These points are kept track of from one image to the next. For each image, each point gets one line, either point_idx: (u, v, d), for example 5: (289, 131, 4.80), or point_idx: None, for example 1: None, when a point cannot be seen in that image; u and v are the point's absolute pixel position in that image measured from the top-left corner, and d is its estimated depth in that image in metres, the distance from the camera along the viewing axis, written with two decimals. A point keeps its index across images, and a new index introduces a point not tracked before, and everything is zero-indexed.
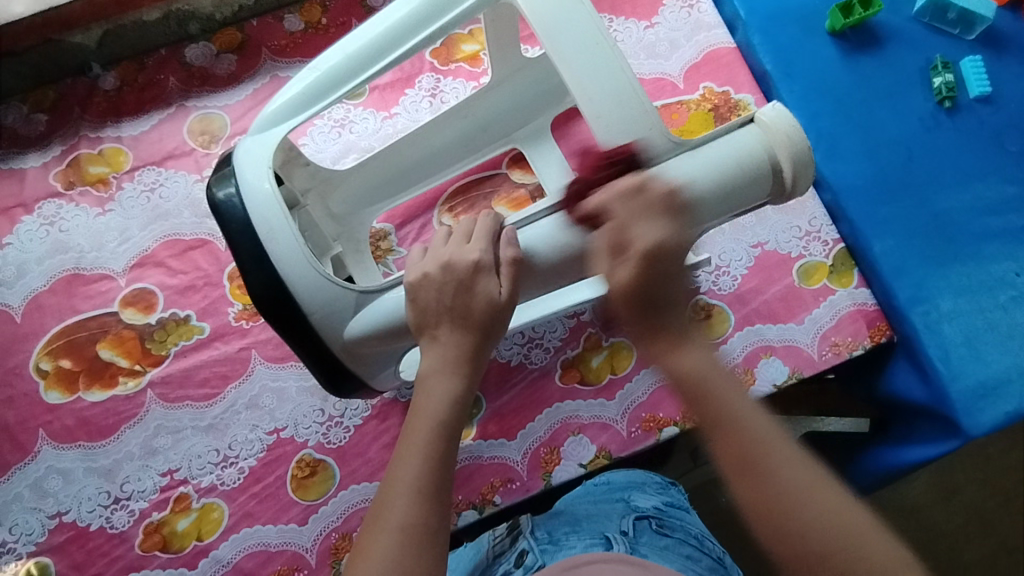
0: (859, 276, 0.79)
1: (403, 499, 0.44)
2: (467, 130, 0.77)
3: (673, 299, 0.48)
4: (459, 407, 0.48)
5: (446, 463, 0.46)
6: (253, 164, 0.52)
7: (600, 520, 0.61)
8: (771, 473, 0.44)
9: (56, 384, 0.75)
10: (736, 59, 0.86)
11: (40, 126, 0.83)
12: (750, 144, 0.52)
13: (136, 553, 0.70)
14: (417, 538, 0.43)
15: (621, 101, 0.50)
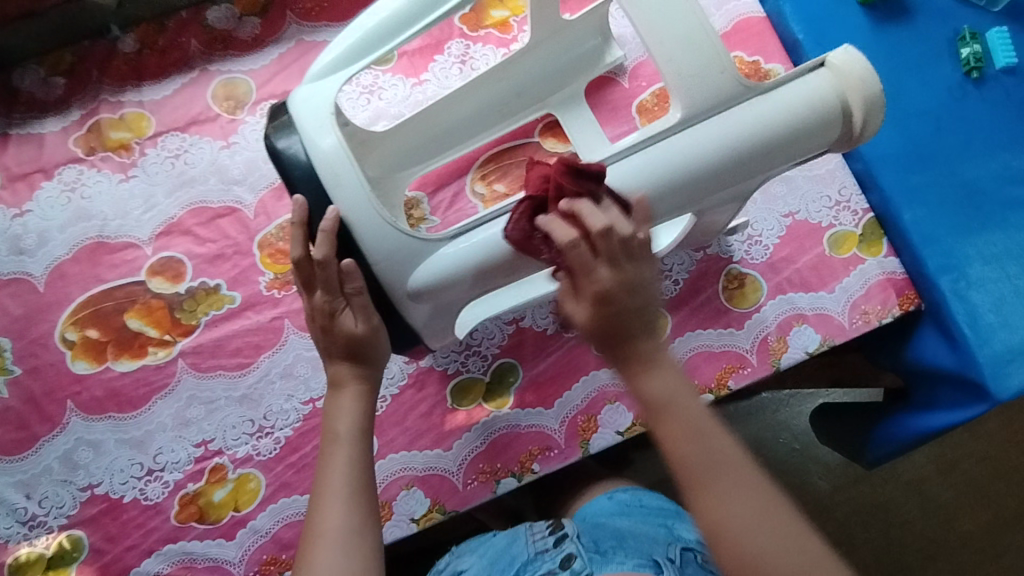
0: (888, 245, 0.79)
1: (340, 504, 0.49)
2: (502, 95, 0.77)
3: (632, 332, 0.48)
4: (367, 420, 0.54)
5: (367, 468, 0.52)
6: (313, 114, 0.52)
7: (648, 540, 0.59)
8: (718, 496, 0.45)
9: (83, 354, 0.73)
10: (767, 29, 0.84)
11: (58, 90, 0.81)
12: (822, 87, 0.51)
13: (172, 524, 0.69)
14: (351, 542, 0.48)
15: (690, 44, 0.50)
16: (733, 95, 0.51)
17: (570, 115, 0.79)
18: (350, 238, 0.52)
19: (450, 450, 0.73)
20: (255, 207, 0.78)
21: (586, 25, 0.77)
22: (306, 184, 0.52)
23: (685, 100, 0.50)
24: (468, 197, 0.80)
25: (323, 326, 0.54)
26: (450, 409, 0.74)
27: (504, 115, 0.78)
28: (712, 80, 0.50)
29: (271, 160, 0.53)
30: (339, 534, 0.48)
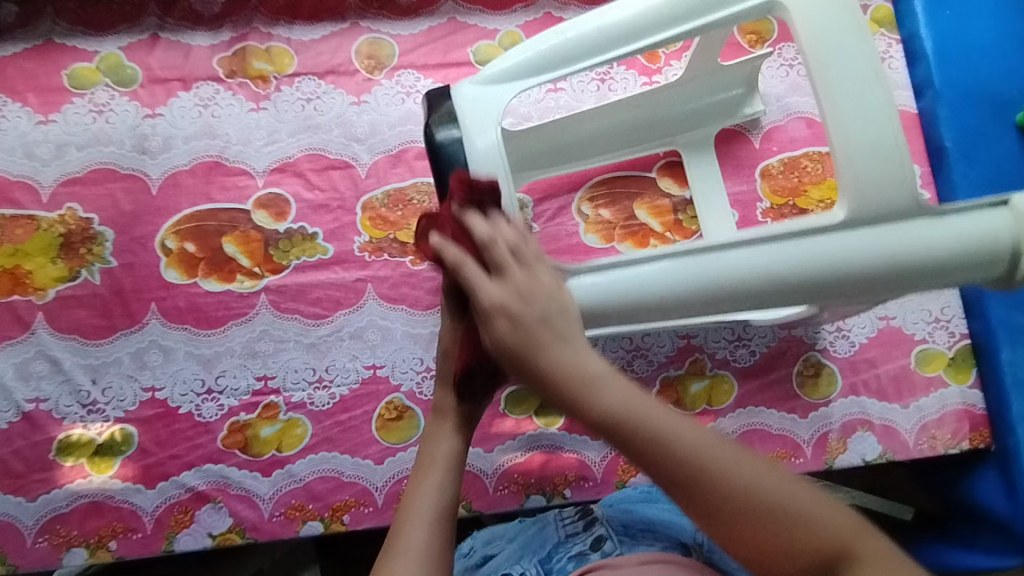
0: (976, 376, 0.77)
1: (419, 527, 0.50)
2: (635, 120, 0.77)
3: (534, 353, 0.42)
4: (459, 456, 0.55)
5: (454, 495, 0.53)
6: (479, 116, 0.56)
7: (674, 520, 0.63)
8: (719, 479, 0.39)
9: (176, 264, 0.76)
10: (913, 126, 0.82)
11: (215, 7, 0.83)
12: (996, 225, 0.50)
13: (217, 446, 0.72)
14: (428, 564, 0.48)
15: (879, 152, 0.49)
16: (906, 210, 0.50)
17: (695, 158, 0.79)
18: None
19: (490, 452, 0.74)
20: (369, 168, 0.79)
21: (736, 73, 0.76)
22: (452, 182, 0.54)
23: (854, 200, 0.50)
24: (572, 214, 0.79)
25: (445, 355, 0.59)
26: (501, 413, 0.74)
27: (630, 142, 0.78)
28: (888, 190, 0.49)
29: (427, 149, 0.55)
30: (410, 553, 0.48)
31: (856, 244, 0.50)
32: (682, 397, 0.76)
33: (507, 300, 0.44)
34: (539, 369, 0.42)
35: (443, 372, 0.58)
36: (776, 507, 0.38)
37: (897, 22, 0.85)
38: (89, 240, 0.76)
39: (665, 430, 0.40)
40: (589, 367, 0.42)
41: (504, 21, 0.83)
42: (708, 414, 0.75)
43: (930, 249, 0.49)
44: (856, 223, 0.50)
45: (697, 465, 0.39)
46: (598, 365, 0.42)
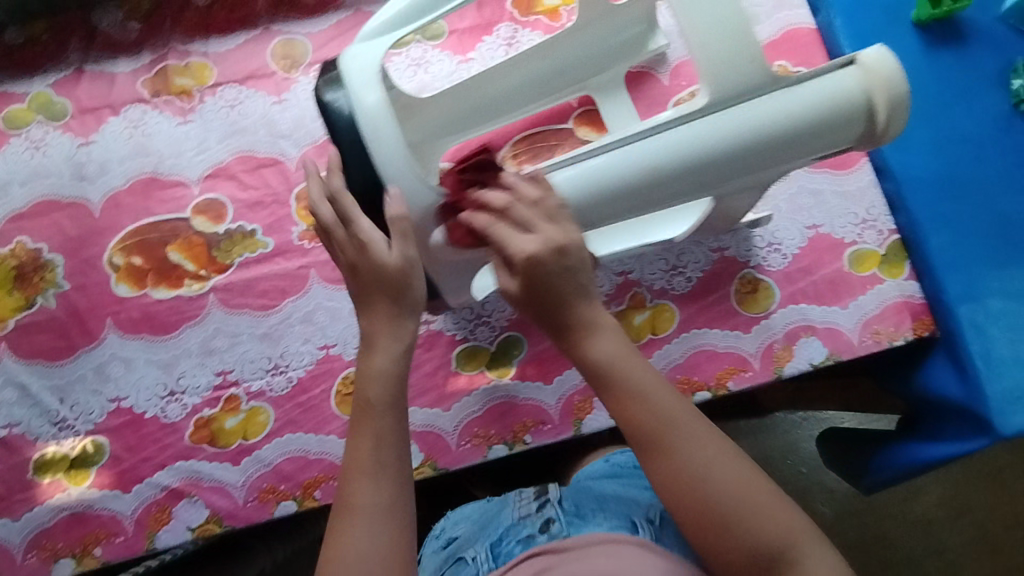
0: (910, 269, 0.79)
1: (366, 481, 0.52)
2: (545, 72, 0.79)
3: (565, 295, 0.53)
4: (394, 389, 0.55)
5: (399, 437, 0.54)
6: (361, 73, 0.56)
7: (628, 503, 0.63)
8: (679, 456, 0.50)
9: (126, 278, 0.79)
10: (815, 41, 0.85)
11: (133, 34, 0.86)
12: (848, 84, 0.53)
13: (186, 444, 0.75)
14: (382, 512, 0.52)
15: (726, 33, 0.52)
16: (762, 85, 0.53)
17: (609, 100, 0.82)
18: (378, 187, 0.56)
19: (448, 410, 0.75)
20: (297, 161, 0.82)
21: (632, 13, 0.78)
22: (344, 134, 0.56)
23: (711, 85, 0.53)
24: None
25: (359, 267, 0.55)
26: (453, 372, 0.77)
27: (546, 90, 0.80)
28: (740, 69, 0.52)
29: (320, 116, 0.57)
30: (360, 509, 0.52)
31: (716, 129, 0.53)
32: (627, 331, 0.78)
33: (536, 273, 0.52)
34: (621, 386, 0.52)
35: (365, 281, 0.55)
36: (714, 503, 0.49)
37: None
38: (41, 269, 0.80)
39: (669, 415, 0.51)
40: (611, 357, 0.53)
41: None
42: (654, 343, 0.77)
43: (785, 118, 0.53)
44: (716, 108, 0.53)
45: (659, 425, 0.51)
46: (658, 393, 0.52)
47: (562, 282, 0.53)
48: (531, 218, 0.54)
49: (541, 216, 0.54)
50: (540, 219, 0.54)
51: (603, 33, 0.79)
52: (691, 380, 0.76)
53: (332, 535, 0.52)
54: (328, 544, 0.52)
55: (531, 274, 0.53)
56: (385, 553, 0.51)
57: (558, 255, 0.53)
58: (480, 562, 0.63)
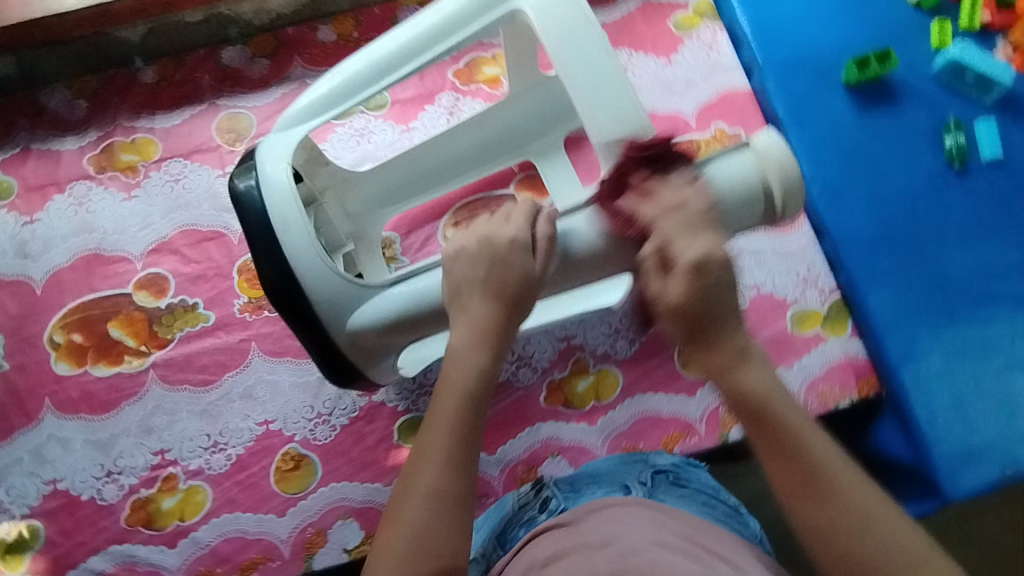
0: (852, 326, 0.78)
1: (433, 463, 0.46)
2: (483, 140, 0.77)
3: (719, 316, 0.47)
4: (486, 379, 0.49)
5: (473, 425, 0.48)
6: (271, 159, 0.60)
7: (619, 472, 0.63)
8: (832, 494, 0.43)
9: (65, 356, 0.79)
10: (751, 102, 0.86)
11: (80, 112, 0.88)
12: (747, 166, 0.56)
13: (121, 526, 0.73)
14: (448, 499, 0.45)
15: (606, 92, 0.56)
16: None
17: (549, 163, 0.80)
18: (293, 279, 0.58)
19: (389, 485, 0.74)
20: (240, 234, 0.83)
21: None
22: (258, 224, 0.58)
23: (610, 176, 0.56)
24: (438, 241, 0.82)
25: (503, 260, 0.52)
26: (395, 445, 0.76)
27: (486, 158, 0.78)
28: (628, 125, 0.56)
29: (235, 204, 0.59)
30: (423, 489, 0.45)
31: None
32: (570, 398, 0.77)
33: (697, 283, 0.47)
34: (771, 420, 0.45)
35: (471, 272, 0.53)
36: (866, 556, 0.41)
37: (718, 12, 0.90)
38: None
39: (794, 422, 0.45)
40: (766, 385, 0.46)
41: None
42: (597, 410, 0.77)
43: None
44: None
45: (760, 410, 0.46)
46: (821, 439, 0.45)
47: (721, 300, 0.47)
48: (684, 230, 0.49)
49: (687, 200, 0.50)
50: (704, 228, 0.49)
51: (538, 102, 0.76)
52: (635, 447, 0.75)
53: (389, 520, 0.45)
54: (385, 521, 0.46)
55: (690, 314, 0.47)
56: (443, 546, 0.44)
57: (698, 275, 0.47)
58: (489, 557, 0.59)
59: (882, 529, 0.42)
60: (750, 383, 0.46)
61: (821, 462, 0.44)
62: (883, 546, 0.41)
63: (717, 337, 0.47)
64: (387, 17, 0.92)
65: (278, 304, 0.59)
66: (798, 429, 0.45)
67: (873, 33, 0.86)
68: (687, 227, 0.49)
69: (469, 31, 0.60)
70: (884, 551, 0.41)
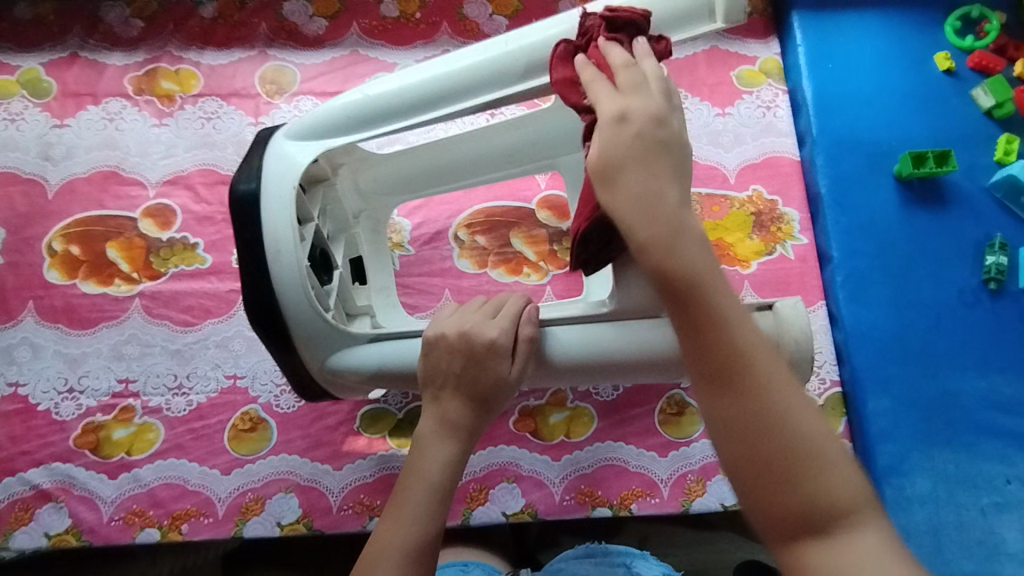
0: (845, 425, 0.75)
1: (390, 562, 0.46)
2: (516, 145, 0.72)
3: (649, 189, 0.42)
4: (451, 473, 0.51)
5: (435, 518, 0.49)
6: (279, 176, 0.58)
7: None
8: (748, 368, 0.39)
9: (58, 265, 0.79)
10: (795, 173, 0.83)
11: (134, 31, 0.88)
12: (762, 330, 0.55)
13: (68, 445, 0.73)
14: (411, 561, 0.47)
15: None
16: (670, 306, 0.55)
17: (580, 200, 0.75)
18: (276, 310, 0.57)
19: (339, 470, 0.73)
20: None
21: None
22: (251, 234, 0.57)
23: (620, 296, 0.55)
24: (448, 239, 0.81)
25: (482, 359, 0.53)
26: (354, 431, 0.74)
27: (511, 163, 0.73)
28: None
29: (231, 204, 0.58)
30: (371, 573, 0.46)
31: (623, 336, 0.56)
32: (539, 427, 0.75)
33: (623, 161, 0.43)
34: (695, 301, 0.40)
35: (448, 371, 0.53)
36: (776, 414, 0.38)
37: (784, 74, 0.88)
38: None
39: (724, 310, 0.40)
40: (699, 267, 0.41)
41: (404, 55, 0.88)
42: (564, 446, 0.74)
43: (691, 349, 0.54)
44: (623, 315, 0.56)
45: (690, 282, 0.41)
46: (737, 310, 0.41)
47: (657, 178, 0.43)
48: (640, 158, 0.43)
49: (642, 85, 0.46)
50: (660, 152, 0.44)
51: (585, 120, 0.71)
52: (593, 493, 0.73)
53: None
54: None
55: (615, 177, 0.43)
56: None
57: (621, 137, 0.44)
58: None
59: (802, 421, 0.38)
60: (683, 258, 0.41)
61: (733, 334, 0.40)
62: (796, 413, 0.38)
63: (652, 203, 0.42)
64: (453, 5, 0.91)
65: (256, 327, 0.58)
66: (727, 316, 0.40)
67: (937, 132, 0.82)
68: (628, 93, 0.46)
69: (501, 91, 0.57)
70: (796, 422, 0.38)
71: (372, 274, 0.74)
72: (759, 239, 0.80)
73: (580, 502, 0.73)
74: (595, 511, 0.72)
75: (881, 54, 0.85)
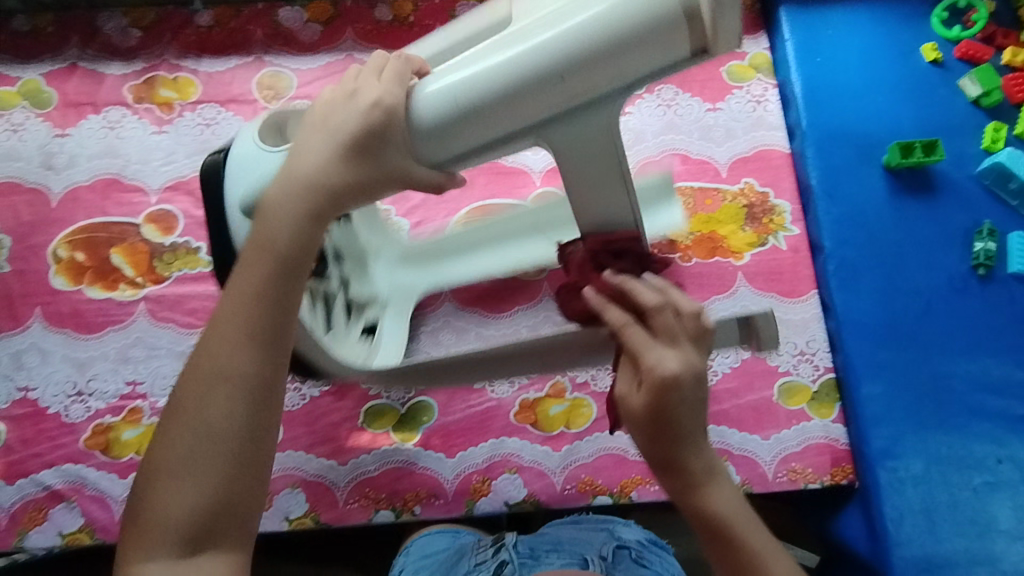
0: (839, 410, 0.76)
1: (168, 484, 0.45)
2: None
3: (687, 433, 0.48)
4: (231, 392, 0.45)
5: (234, 399, 0.45)
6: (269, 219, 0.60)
7: (582, 543, 0.71)
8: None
9: (64, 271, 0.80)
10: (786, 165, 0.85)
11: (132, 41, 0.90)
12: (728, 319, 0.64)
13: (79, 447, 0.74)
14: (242, 389, 0.46)
15: (596, 158, 0.51)
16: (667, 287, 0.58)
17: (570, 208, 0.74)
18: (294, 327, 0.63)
19: (344, 465, 0.74)
20: None
21: None
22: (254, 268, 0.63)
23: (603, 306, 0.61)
24: None
25: (367, 149, 0.51)
26: (358, 427, 0.76)
27: None
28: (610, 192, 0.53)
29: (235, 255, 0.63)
30: (202, 425, 0.45)
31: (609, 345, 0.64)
32: (539, 419, 0.77)
33: (668, 409, 0.48)
34: (732, 534, 0.49)
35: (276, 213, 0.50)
36: None
37: (773, 67, 0.89)
38: None
39: (749, 537, 0.49)
40: (727, 504, 0.50)
41: None
42: (564, 437, 0.76)
43: None
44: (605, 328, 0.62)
45: (722, 521, 0.49)
46: (759, 531, 0.50)
47: (693, 415, 0.48)
48: (664, 344, 0.48)
49: (676, 334, 0.48)
50: (684, 343, 0.48)
51: None
52: (594, 482, 0.74)
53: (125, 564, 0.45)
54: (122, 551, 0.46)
55: (659, 420, 0.48)
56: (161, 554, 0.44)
57: (662, 392, 0.47)
58: None
59: None
60: (711, 500, 0.49)
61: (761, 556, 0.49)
62: None
63: (682, 462, 0.49)
64: (445, 8, 0.92)
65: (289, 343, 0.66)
66: (752, 540, 0.49)
67: (925, 121, 0.84)
68: (662, 342, 0.48)
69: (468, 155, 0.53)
70: None
71: (382, 288, 0.79)
72: (751, 230, 0.82)
73: (582, 491, 0.74)
74: (596, 499, 0.74)
75: (867, 46, 0.87)
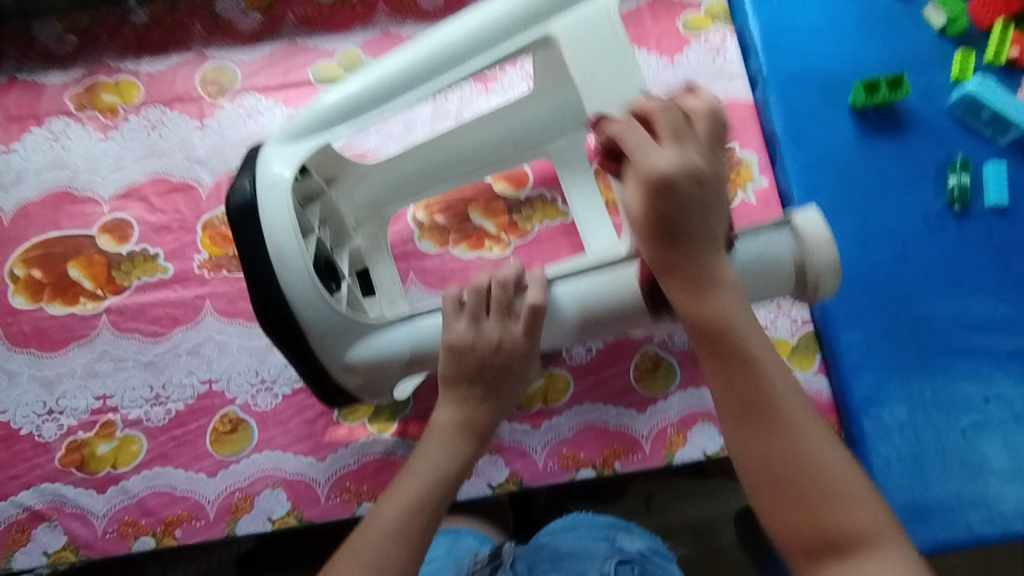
0: (821, 362, 0.74)
1: None
2: (496, 138, 0.74)
3: (694, 230, 0.44)
4: (405, 535, 0.49)
5: (411, 536, 0.49)
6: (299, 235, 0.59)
7: (582, 561, 0.62)
8: (783, 425, 0.41)
9: (22, 290, 0.79)
10: (750, 116, 0.81)
11: (69, 47, 0.87)
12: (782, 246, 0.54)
13: (55, 466, 0.74)
14: (405, 540, 0.49)
15: None
16: None
17: (569, 175, 0.76)
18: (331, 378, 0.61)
19: (323, 461, 0.73)
20: (209, 189, 0.81)
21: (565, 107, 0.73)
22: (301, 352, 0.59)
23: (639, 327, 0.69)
24: (406, 221, 0.81)
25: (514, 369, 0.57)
26: (334, 421, 0.75)
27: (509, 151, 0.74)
28: None
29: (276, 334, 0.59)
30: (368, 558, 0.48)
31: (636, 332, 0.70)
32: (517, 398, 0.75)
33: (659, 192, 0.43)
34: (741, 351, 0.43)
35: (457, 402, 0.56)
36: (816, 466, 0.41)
37: (731, 15, 0.86)
38: None
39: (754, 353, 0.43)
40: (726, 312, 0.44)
41: (343, 40, 0.86)
42: (544, 414, 0.75)
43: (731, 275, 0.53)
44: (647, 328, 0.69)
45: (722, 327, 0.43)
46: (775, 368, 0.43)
47: (697, 218, 0.44)
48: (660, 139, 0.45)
49: (683, 132, 0.45)
50: (687, 143, 0.45)
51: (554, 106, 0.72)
52: (576, 456, 0.73)
53: None
54: None
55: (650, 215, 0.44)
56: None
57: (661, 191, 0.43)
58: None
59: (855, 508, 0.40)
60: (718, 303, 0.44)
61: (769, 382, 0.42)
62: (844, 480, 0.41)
63: (682, 236, 0.44)
64: None
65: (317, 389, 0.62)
66: (761, 359, 0.43)
67: (890, 57, 0.81)
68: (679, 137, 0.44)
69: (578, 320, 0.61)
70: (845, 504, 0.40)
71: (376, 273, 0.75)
72: None
73: (564, 466, 0.73)
74: (578, 473, 0.73)
75: None
